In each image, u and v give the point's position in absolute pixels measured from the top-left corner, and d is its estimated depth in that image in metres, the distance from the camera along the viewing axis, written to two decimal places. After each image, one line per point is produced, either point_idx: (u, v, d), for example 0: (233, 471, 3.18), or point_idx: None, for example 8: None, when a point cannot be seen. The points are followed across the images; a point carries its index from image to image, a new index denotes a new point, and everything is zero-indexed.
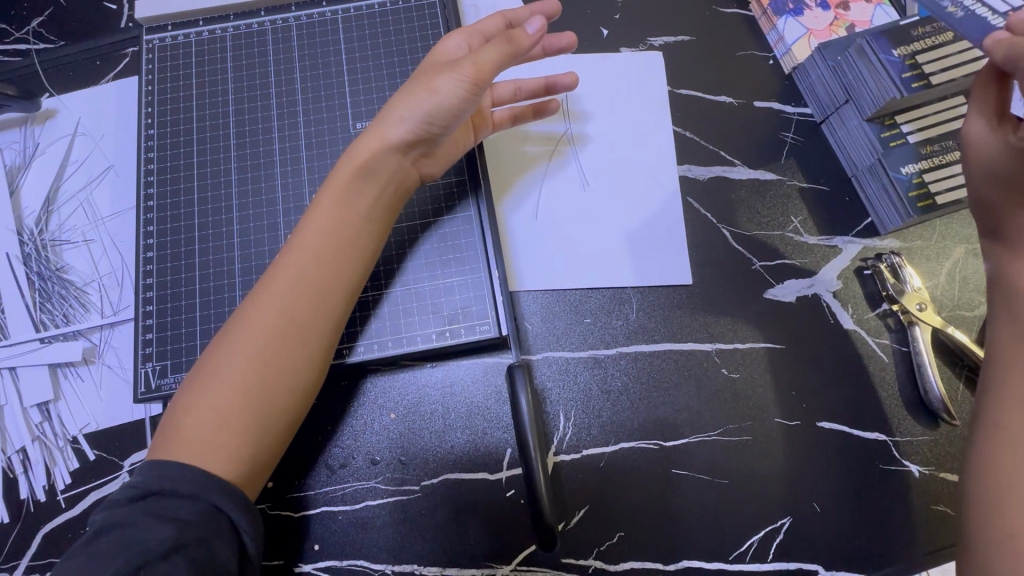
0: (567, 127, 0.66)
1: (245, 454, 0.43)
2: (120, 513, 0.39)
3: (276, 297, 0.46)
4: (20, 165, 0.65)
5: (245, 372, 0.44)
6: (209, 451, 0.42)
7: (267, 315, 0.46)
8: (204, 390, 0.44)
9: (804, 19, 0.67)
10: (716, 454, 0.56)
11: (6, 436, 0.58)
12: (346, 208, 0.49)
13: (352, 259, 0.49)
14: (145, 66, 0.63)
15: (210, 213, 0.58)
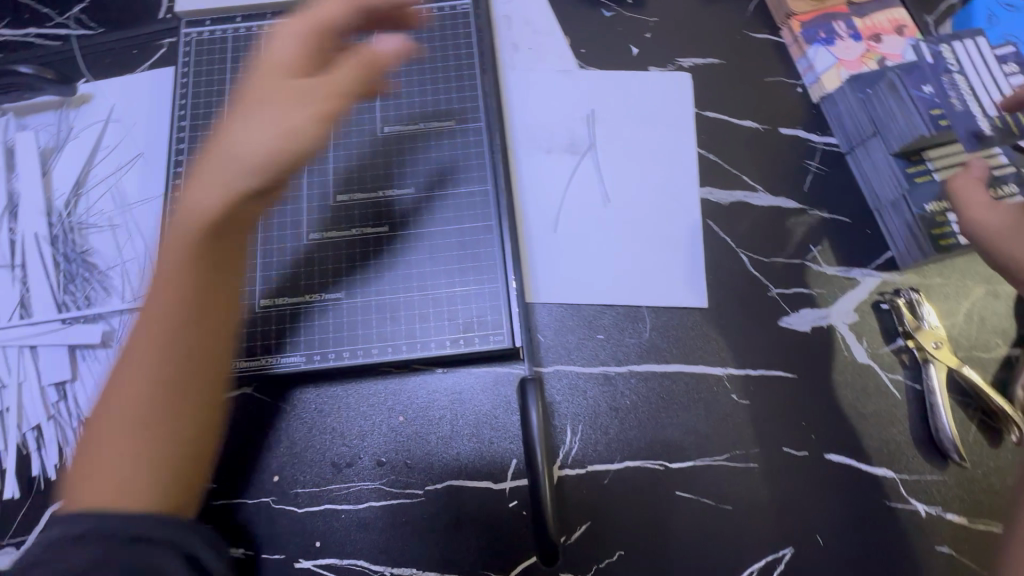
0: (591, 143, 0.67)
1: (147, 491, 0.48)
2: None
3: (150, 436, 0.50)
4: (53, 147, 0.67)
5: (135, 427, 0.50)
6: (115, 493, 0.47)
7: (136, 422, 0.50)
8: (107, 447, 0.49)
9: (835, 49, 0.67)
10: (720, 479, 0.56)
11: (20, 414, 0.58)
12: (174, 270, 0.52)
13: (200, 321, 0.53)
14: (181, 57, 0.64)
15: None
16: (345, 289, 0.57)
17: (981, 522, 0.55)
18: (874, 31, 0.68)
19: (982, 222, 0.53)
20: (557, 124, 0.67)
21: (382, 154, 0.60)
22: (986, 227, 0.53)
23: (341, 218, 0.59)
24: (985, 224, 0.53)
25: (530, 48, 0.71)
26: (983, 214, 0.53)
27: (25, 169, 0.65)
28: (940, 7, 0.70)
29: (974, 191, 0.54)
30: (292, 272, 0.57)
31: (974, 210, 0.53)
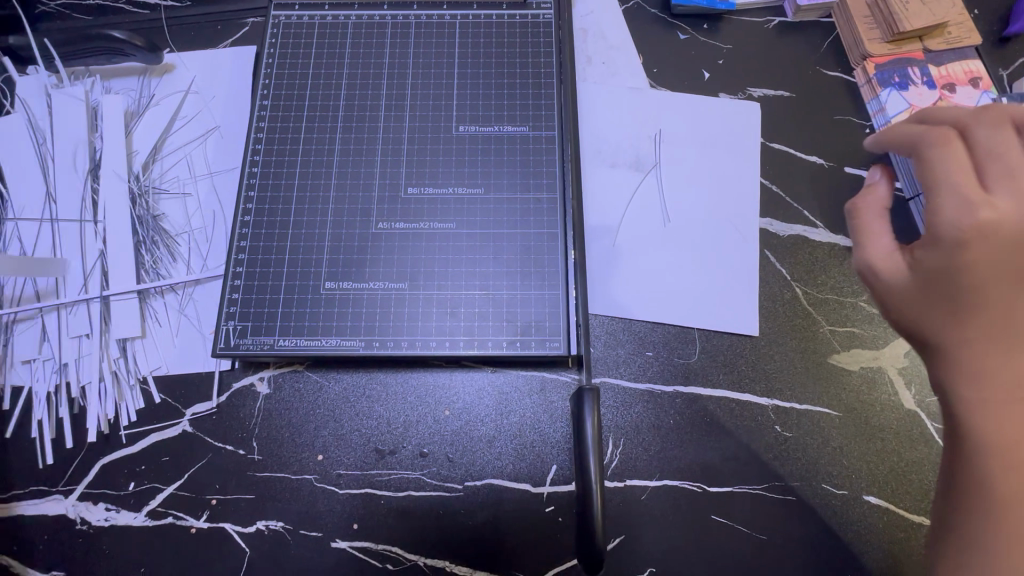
0: (656, 162, 0.67)
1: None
2: None
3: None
4: (133, 111, 0.68)
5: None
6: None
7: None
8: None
9: (908, 94, 0.68)
10: (758, 508, 0.57)
11: (82, 368, 0.60)
12: None
13: None
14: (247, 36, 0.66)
15: (309, 188, 0.60)
16: (408, 279, 0.58)
17: None
18: (949, 80, 0.68)
19: (868, 255, 0.47)
20: (623, 142, 0.68)
21: (456, 152, 0.62)
22: (871, 259, 0.47)
23: (411, 209, 0.60)
24: (870, 255, 0.47)
25: (603, 63, 0.72)
26: (878, 245, 0.47)
27: (109, 128, 0.66)
28: (1016, 62, 0.70)
29: (866, 221, 0.48)
30: (358, 258, 0.58)
31: (869, 240, 0.47)
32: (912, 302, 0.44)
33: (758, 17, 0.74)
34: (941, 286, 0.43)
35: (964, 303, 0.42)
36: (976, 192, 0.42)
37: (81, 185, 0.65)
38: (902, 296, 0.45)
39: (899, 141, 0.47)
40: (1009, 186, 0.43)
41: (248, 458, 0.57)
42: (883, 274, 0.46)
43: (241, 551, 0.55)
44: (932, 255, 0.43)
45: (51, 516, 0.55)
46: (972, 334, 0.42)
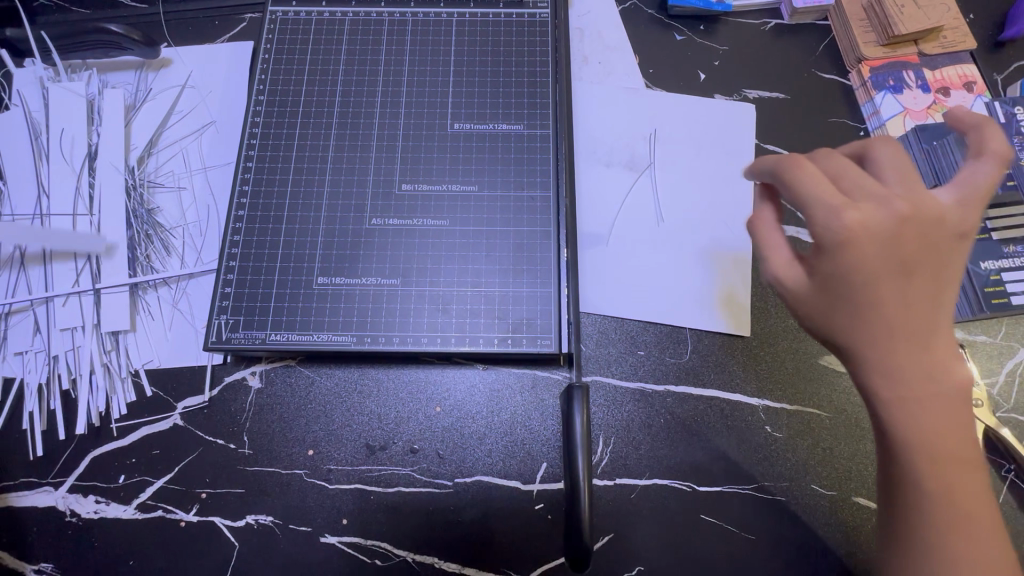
0: (650, 162, 0.68)
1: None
2: None
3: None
4: (130, 104, 0.68)
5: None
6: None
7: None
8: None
9: (902, 97, 0.68)
10: (746, 508, 0.57)
11: (74, 360, 0.60)
12: None
13: None
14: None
15: (303, 184, 0.61)
16: (400, 275, 0.58)
17: None
18: (943, 85, 0.68)
19: (771, 269, 0.45)
20: (617, 142, 0.68)
21: (451, 148, 0.62)
22: (774, 271, 0.45)
23: (405, 206, 0.60)
24: (771, 267, 0.45)
25: (599, 63, 0.72)
26: (778, 255, 0.45)
27: (106, 120, 0.66)
28: (1011, 67, 0.71)
29: (762, 232, 0.46)
30: (351, 253, 0.59)
31: (768, 252, 0.46)
32: (818, 308, 0.43)
33: (755, 20, 0.75)
34: (840, 288, 0.42)
35: (858, 305, 0.41)
36: (838, 198, 0.41)
37: (78, 175, 0.65)
38: (808, 304, 0.44)
39: (765, 160, 0.46)
40: (866, 189, 0.42)
41: (239, 452, 0.57)
42: (788, 287, 0.45)
43: (230, 545, 0.55)
44: (822, 262, 0.42)
45: (40, 508, 0.56)
46: (875, 331, 0.41)
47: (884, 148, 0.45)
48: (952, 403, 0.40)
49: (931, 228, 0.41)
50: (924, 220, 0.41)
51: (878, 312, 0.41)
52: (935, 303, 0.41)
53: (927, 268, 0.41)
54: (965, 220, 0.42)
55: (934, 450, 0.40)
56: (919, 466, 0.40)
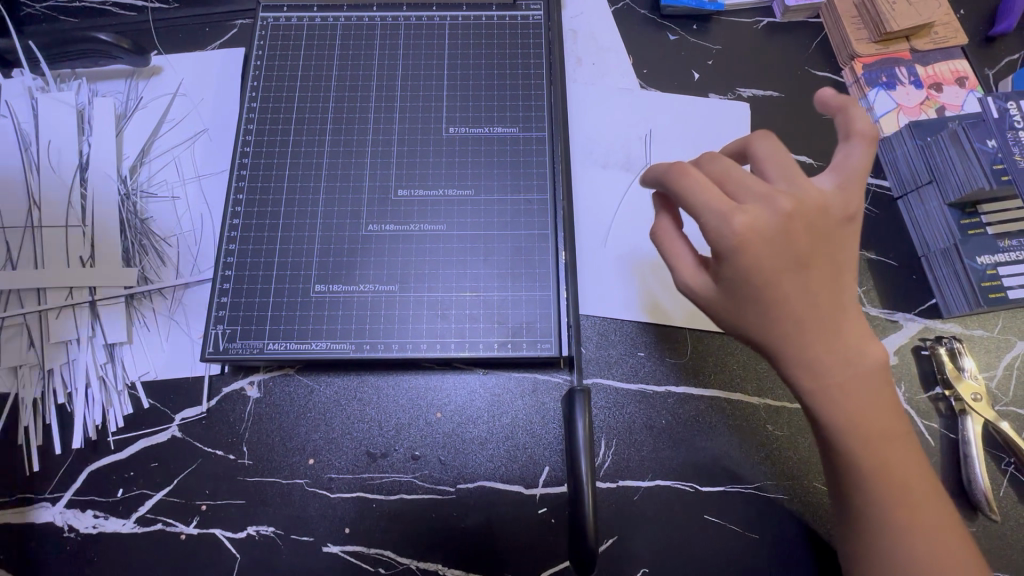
0: (646, 163, 0.67)
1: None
2: None
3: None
4: (121, 114, 0.68)
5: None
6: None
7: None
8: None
9: (895, 93, 0.68)
10: (750, 507, 0.57)
11: (69, 373, 0.59)
12: None
13: None
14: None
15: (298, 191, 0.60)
16: (398, 282, 0.58)
17: None
18: (935, 81, 0.68)
19: (679, 279, 0.45)
20: (613, 144, 0.68)
21: (446, 152, 0.62)
22: (682, 280, 0.45)
23: (402, 211, 0.60)
24: (679, 277, 0.45)
25: (593, 65, 0.72)
26: (683, 262, 0.45)
27: (98, 131, 0.66)
28: (1002, 61, 0.71)
29: (665, 241, 0.46)
30: (348, 260, 0.58)
31: (673, 261, 0.45)
32: (729, 310, 0.43)
33: (747, 18, 0.75)
34: (746, 290, 0.42)
35: (765, 306, 0.42)
36: (727, 203, 0.41)
37: (70, 187, 0.64)
38: (721, 308, 0.44)
39: (653, 167, 0.45)
40: (751, 191, 0.42)
41: (239, 463, 0.57)
42: (698, 293, 0.45)
43: (232, 557, 0.55)
44: (724, 269, 0.42)
45: (38, 524, 0.55)
46: (786, 327, 0.42)
47: (761, 141, 0.44)
48: (866, 381, 0.42)
49: (818, 217, 0.42)
50: (811, 210, 0.42)
51: (786, 308, 0.42)
52: (834, 290, 0.42)
53: (821, 257, 0.42)
54: (846, 204, 0.43)
55: (862, 433, 0.42)
56: (852, 450, 0.42)
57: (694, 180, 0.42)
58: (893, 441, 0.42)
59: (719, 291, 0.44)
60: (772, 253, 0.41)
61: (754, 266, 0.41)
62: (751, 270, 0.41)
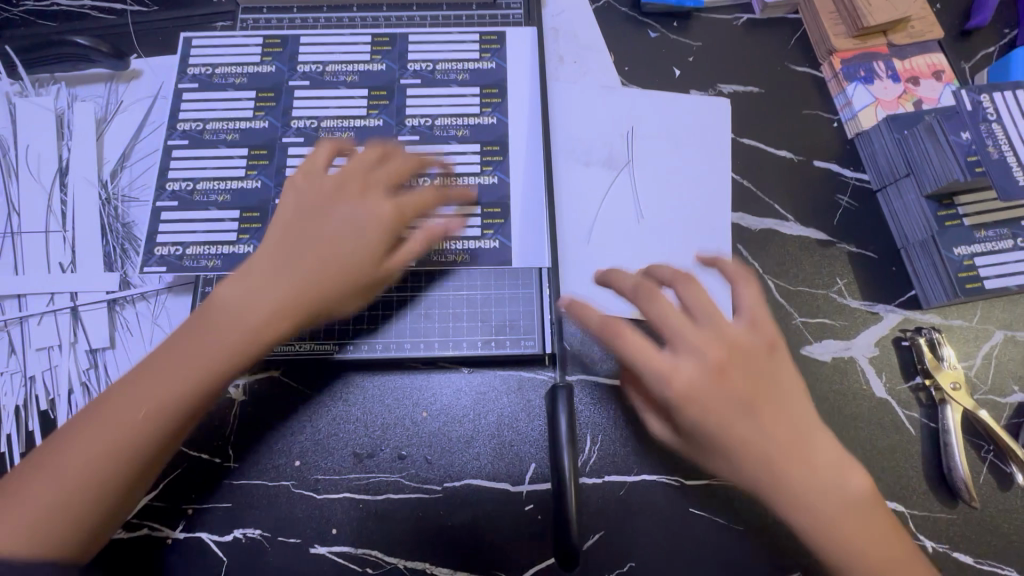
0: (628, 160, 0.68)
1: (85, 526, 0.45)
2: None
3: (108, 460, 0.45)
4: (101, 117, 0.67)
5: (99, 455, 0.45)
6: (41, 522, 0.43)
7: (107, 458, 0.45)
8: (58, 449, 0.45)
9: (873, 87, 0.69)
10: (735, 500, 0.57)
11: (52, 379, 0.59)
12: None
13: None
14: (224, 56, 0.66)
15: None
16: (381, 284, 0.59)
17: (988, 563, 0.55)
18: (912, 74, 0.69)
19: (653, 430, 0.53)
20: (595, 141, 0.69)
21: (428, 150, 0.62)
22: (653, 428, 0.53)
23: None
24: (653, 430, 0.53)
25: (574, 63, 0.72)
26: (643, 404, 0.54)
27: (78, 135, 0.65)
28: (977, 54, 0.72)
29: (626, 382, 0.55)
30: None
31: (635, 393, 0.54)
32: (691, 452, 0.49)
33: (727, 15, 0.75)
34: (698, 445, 0.48)
35: (725, 449, 0.46)
36: (662, 363, 0.48)
37: (49, 192, 0.64)
38: (683, 452, 0.51)
39: (589, 314, 0.52)
40: (684, 342, 0.49)
41: (224, 466, 0.57)
42: (664, 440, 0.53)
43: (218, 560, 0.54)
44: (677, 417, 0.48)
45: None
46: (746, 459, 0.46)
47: (677, 285, 0.53)
48: (832, 485, 0.46)
49: (743, 358, 0.49)
50: (738, 349, 0.49)
51: (749, 445, 0.46)
52: (780, 413, 0.47)
53: (761, 394, 0.48)
54: (764, 337, 0.50)
55: (836, 532, 0.45)
56: (830, 548, 0.45)
57: (593, 317, 0.51)
58: (866, 530, 0.45)
59: (676, 437, 0.51)
60: (717, 403, 0.47)
61: (704, 404, 0.47)
62: (704, 406, 0.47)
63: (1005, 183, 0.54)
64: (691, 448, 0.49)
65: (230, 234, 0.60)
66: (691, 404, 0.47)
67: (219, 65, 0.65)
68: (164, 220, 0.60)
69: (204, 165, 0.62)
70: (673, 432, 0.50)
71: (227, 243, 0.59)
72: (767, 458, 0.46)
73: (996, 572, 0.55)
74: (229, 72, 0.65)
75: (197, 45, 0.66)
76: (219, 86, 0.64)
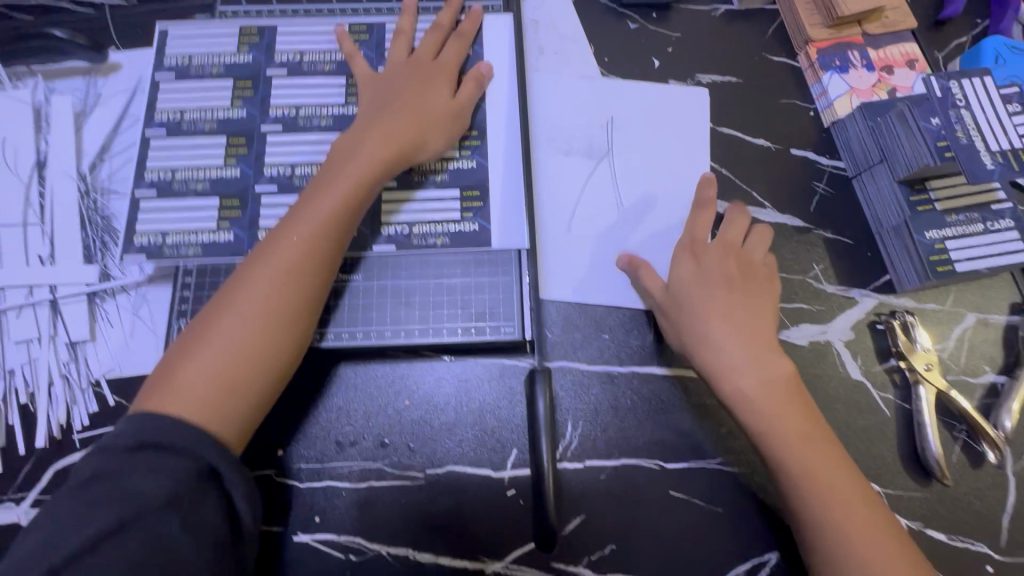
0: (607, 149, 0.68)
1: (237, 412, 0.47)
2: (98, 466, 0.41)
3: (276, 290, 0.49)
4: (80, 110, 0.67)
5: (247, 333, 0.48)
6: (202, 404, 0.45)
7: (279, 298, 0.49)
8: (190, 360, 0.47)
9: (849, 77, 0.70)
10: (715, 483, 0.58)
11: (32, 372, 0.59)
12: None
13: None
14: (200, 46, 0.65)
15: (270, 185, 0.61)
16: (362, 272, 0.59)
17: (961, 539, 0.56)
18: (886, 63, 0.70)
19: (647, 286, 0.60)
20: (576, 132, 0.69)
21: None
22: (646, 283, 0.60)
23: None
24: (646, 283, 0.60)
25: (555, 54, 0.73)
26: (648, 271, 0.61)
27: (56, 128, 0.65)
28: (950, 44, 0.73)
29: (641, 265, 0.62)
30: None
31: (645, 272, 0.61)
32: (674, 311, 0.58)
33: (706, 5, 0.76)
34: (684, 301, 0.57)
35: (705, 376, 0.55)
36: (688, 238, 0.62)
37: (27, 185, 0.63)
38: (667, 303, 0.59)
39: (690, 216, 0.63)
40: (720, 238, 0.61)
41: None
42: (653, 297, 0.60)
43: None
44: (677, 280, 0.59)
45: (2, 524, 0.55)
46: (723, 326, 0.55)
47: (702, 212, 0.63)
48: (791, 392, 0.54)
49: (749, 269, 0.60)
50: (747, 258, 0.60)
51: (728, 324, 0.56)
52: (757, 313, 0.57)
53: (751, 283, 0.59)
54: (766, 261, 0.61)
55: (800, 453, 0.51)
56: (781, 447, 0.52)
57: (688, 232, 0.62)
58: (818, 457, 0.51)
59: (665, 290, 0.59)
60: (714, 265, 0.59)
61: (698, 275, 0.59)
62: (697, 281, 0.58)
63: (972, 167, 0.56)
64: (666, 310, 0.59)
65: (209, 223, 0.60)
66: (685, 292, 0.58)
67: (197, 55, 0.65)
68: (143, 210, 0.60)
69: (179, 155, 0.61)
70: (663, 291, 0.59)
71: (207, 232, 0.59)
72: (736, 352, 0.55)
73: (968, 547, 0.56)
74: (208, 61, 0.65)
75: (174, 35, 0.65)
76: (197, 77, 0.64)
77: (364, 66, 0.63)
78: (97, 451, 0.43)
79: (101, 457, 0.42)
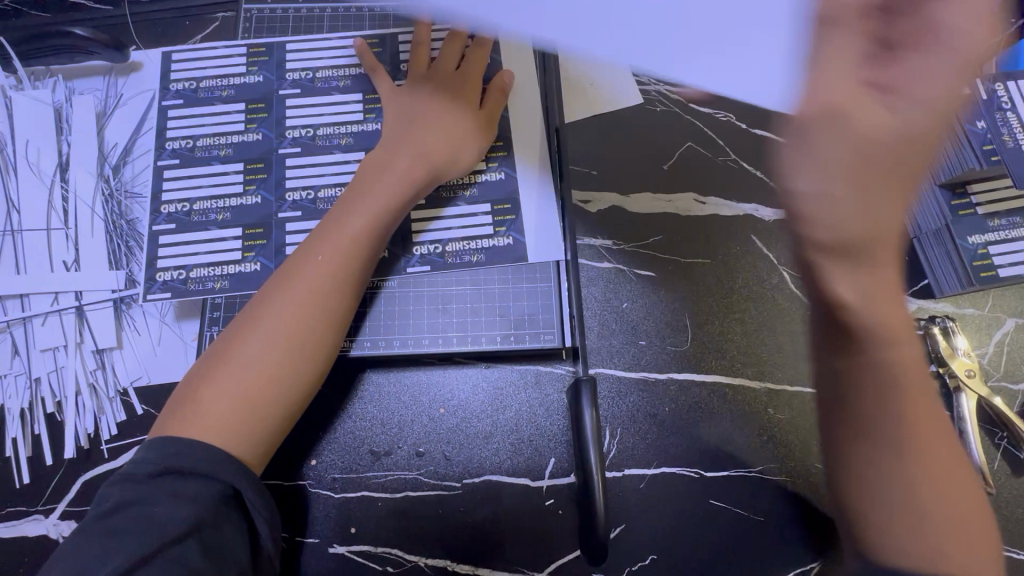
0: (639, 150, 0.67)
1: (262, 435, 0.45)
2: (136, 489, 0.40)
3: (304, 307, 0.48)
4: (101, 112, 0.65)
5: (275, 352, 0.46)
6: (226, 428, 0.43)
7: (303, 317, 0.48)
8: (214, 381, 0.45)
9: None
10: (755, 491, 0.57)
11: (59, 380, 0.58)
12: None
13: None
14: (209, 68, 0.64)
15: (295, 211, 0.60)
16: (397, 278, 0.59)
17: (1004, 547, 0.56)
18: None
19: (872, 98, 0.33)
20: (612, 132, 0.68)
21: None
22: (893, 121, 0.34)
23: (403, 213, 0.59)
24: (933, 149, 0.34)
25: None
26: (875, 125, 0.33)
27: (78, 129, 0.63)
28: None
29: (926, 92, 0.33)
30: None
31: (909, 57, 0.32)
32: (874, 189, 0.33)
33: None
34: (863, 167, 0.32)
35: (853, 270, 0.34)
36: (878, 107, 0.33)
37: (50, 189, 0.62)
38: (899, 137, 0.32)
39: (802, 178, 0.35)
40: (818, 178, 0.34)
41: None
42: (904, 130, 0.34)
43: None
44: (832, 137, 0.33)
45: (32, 537, 0.54)
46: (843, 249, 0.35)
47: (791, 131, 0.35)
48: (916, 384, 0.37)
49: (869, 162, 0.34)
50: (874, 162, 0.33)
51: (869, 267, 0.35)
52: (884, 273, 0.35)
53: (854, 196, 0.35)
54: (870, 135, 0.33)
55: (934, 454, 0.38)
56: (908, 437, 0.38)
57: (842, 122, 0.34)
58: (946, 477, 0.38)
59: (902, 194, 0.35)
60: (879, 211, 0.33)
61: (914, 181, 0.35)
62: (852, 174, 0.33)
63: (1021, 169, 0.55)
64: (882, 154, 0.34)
65: (235, 253, 0.58)
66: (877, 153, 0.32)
67: (204, 79, 0.64)
68: (164, 245, 0.58)
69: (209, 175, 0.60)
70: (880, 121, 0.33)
71: (232, 263, 0.58)
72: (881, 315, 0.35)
73: (1012, 555, 0.56)
74: (215, 84, 0.63)
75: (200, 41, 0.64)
76: (207, 100, 0.63)
77: (387, 81, 0.62)
78: (118, 478, 0.41)
79: (124, 484, 0.40)
